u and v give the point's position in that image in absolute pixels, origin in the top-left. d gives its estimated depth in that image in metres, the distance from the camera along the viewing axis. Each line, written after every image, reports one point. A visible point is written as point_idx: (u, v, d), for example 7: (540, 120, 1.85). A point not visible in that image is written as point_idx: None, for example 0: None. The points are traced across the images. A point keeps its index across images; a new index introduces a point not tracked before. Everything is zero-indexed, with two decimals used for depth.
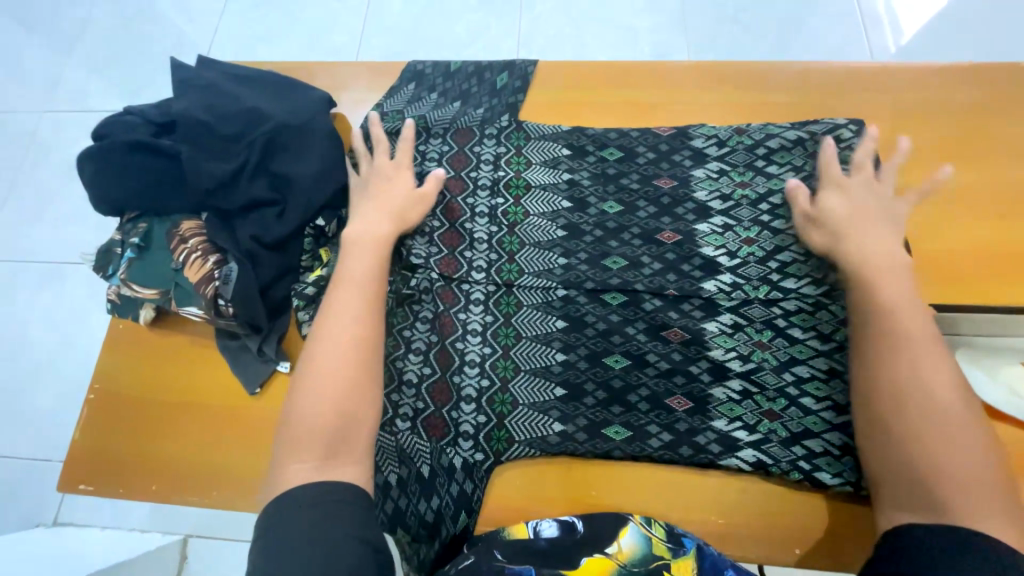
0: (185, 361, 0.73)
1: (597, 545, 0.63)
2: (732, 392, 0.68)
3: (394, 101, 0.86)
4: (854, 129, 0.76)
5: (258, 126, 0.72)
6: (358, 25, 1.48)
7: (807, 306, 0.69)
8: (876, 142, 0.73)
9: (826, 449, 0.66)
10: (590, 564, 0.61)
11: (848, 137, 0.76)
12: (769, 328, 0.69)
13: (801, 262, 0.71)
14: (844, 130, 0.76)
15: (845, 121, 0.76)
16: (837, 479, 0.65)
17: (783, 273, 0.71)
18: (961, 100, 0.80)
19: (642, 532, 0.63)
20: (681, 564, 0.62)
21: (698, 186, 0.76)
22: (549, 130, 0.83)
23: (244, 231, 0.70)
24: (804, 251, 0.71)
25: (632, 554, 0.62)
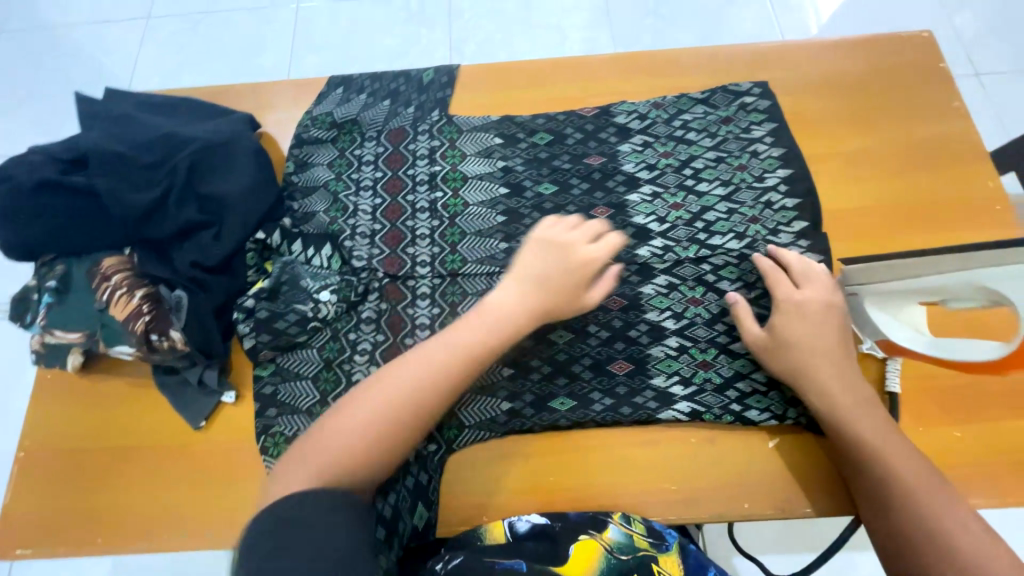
0: (125, 403, 0.70)
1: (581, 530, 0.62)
2: (670, 348, 0.70)
3: (323, 106, 0.85)
4: (758, 92, 0.81)
5: (179, 151, 0.69)
6: (288, 47, 1.46)
7: (733, 259, 0.72)
8: (773, 107, 0.80)
9: (755, 387, 0.67)
10: (576, 555, 0.61)
11: (753, 100, 0.81)
12: (700, 284, 0.72)
13: (724, 219, 0.75)
14: (749, 95, 0.82)
15: (749, 86, 0.82)
16: (766, 414, 0.67)
17: (709, 231, 0.74)
18: (870, 59, 0.84)
19: (621, 531, 0.62)
20: (669, 559, 0.62)
21: (625, 159, 0.80)
22: (480, 121, 0.83)
23: (182, 259, 0.67)
24: (726, 210, 0.75)
25: (613, 550, 0.61)
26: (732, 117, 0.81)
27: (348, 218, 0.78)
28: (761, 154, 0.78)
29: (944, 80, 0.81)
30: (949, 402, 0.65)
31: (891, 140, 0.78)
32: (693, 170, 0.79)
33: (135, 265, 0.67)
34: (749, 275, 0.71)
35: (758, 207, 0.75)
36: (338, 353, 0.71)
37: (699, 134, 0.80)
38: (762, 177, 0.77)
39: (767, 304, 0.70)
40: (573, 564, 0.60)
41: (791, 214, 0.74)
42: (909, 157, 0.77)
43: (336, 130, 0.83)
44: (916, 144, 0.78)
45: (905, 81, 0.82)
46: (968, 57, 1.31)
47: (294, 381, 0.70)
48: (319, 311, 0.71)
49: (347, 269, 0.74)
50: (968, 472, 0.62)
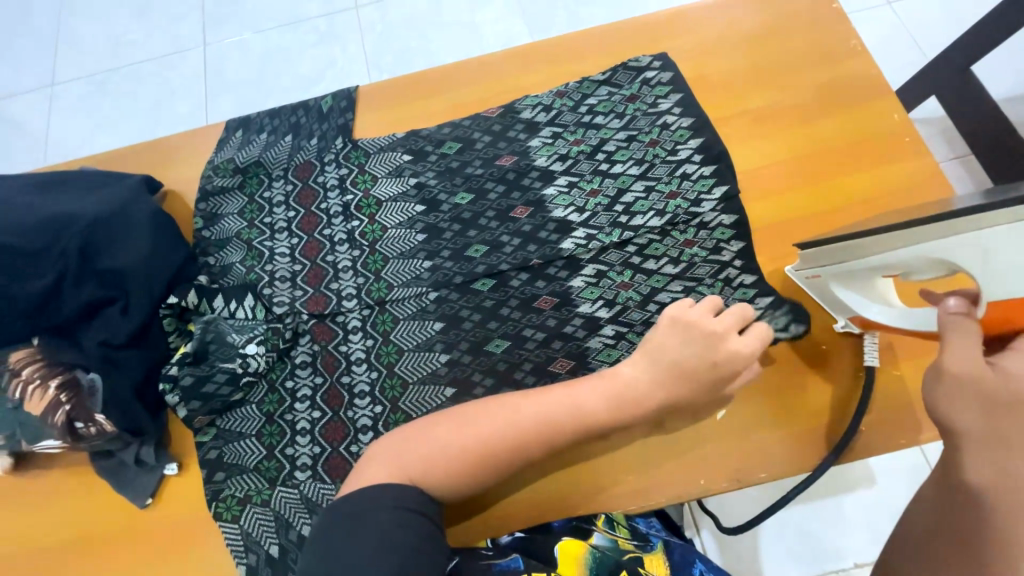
0: (65, 497, 0.68)
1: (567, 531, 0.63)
2: (608, 338, 0.68)
3: (224, 153, 0.82)
4: (659, 64, 0.80)
5: (68, 230, 0.66)
6: (200, 92, 1.41)
7: (656, 237, 0.71)
8: (676, 77, 0.79)
9: None
10: (563, 557, 0.61)
11: (656, 73, 0.80)
12: (628, 268, 0.71)
13: (643, 198, 0.73)
14: (650, 70, 0.80)
15: (649, 60, 0.81)
16: None
17: (630, 212, 0.73)
18: (768, 11, 0.83)
19: (608, 537, 0.64)
20: (653, 559, 0.64)
21: (537, 154, 0.78)
22: (386, 140, 0.81)
23: (88, 339, 0.64)
24: (644, 188, 0.74)
25: (600, 552, 0.63)
26: (637, 93, 0.79)
27: (265, 265, 0.75)
28: (671, 126, 0.77)
29: (839, 20, 0.81)
30: (888, 342, 0.66)
31: (795, 91, 0.78)
32: (607, 153, 0.77)
33: (45, 355, 0.64)
34: (673, 250, 0.71)
35: (675, 181, 0.73)
36: (278, 403, 0.69)
37: (607, 116, 0.79)
38: (675, 149, 0.75)
39: (695, 276, 0.70)
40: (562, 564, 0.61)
41: (709, 182, 0.73)
42: (817, 105, 0.76)
43: (241, 175, 0.80)
44: (820, 90, 0.77)
45: (802, 29, 0.81)
46: None
47: (237, 441, 0.68)
48: (249, 365, 0.69)
49: (272, 317, 0.72)
50: (914, 408, 0.63)
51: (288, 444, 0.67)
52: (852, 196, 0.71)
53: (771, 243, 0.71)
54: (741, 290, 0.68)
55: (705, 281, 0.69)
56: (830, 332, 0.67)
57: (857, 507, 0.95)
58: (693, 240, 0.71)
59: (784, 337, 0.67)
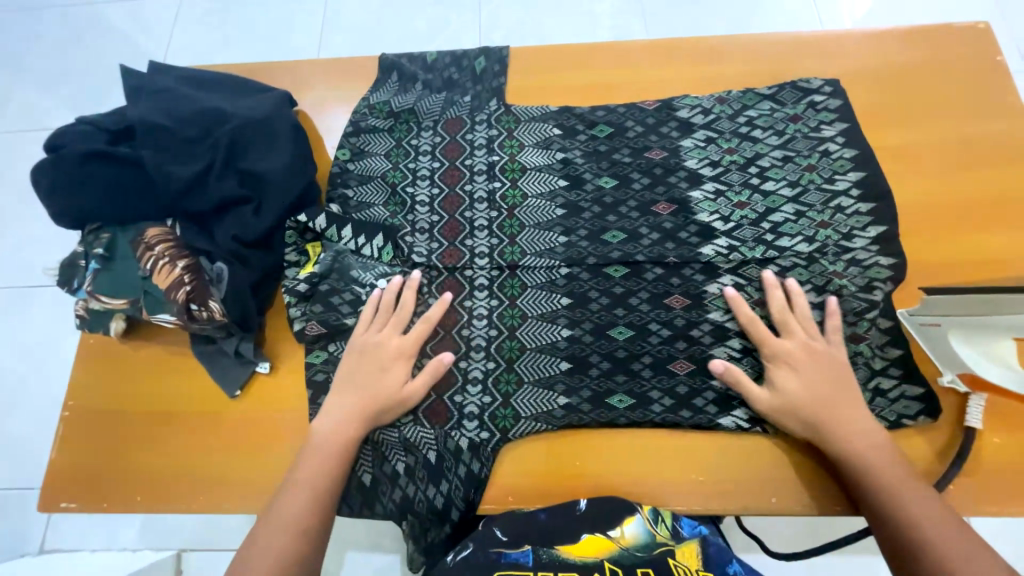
0: (162, 371, 0.73)
1: (601, 525, 0.61)
2: (732, 350, 0.69)
3: (380, 93, 0.85)
4: (830, 90, 0.78)
5: (221, 127, 0.70)
6: (317, 30, 1.46)
7: (801, 261, 0.70)
8: (844, 106, 0.78)
9: None
10: (588, 542, 0.60)
11: (824, 98, 0.78)
12: (768, 287, 0.70)
13: (792, 221, 0.72)
14: (818, 94, 0.78)
15: (820, 83, 0.79)
16: None
17: (776, 233, 0.72)
18: (927, 52, 0.81)
19: (646, 524, 0.62)
20: (686, 550, 0.61)
21: (687, 155, 0.78)
22: (539, 111, 0.82)
23: (223, 232, 0.68)
24: (795, 212, 0.73)
25: (635, 539, 0.60)
26: (801, 116, 0.78)
27: (407, 213, 0.77)
28: (832, 155, 0.75)
29: (1003, 74, 0.78)
30: (992, 406, 0.64)
31: (943, 136, 0.76)
32: (759, 168, 0.76)
33: (179, 237, 0.69)
34: (818, 278, 0.69)
35: (828, 212, 0.72)
36: None
37: (765, 132, 0.78)
38: (833, 179, 0.74)
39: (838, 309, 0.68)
40: (583, 549, 0.60)
41: (865, 219, 0.71)
42: (963, 157, 0.74)
43: (393, 119, 0.83)
44: (970, 141, 0.75)
45: (959, 76, 0.79)
46: (1018, 55, 1.26)
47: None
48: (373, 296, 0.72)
49: (405, 260, 0.75)
50: (1013, 477, 0.61)
51: None
52: (986, 252, 0.69)
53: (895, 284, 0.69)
54: (875, 332, 0.67)
55: (847, 315, 0.68)
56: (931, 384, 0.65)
57: None
58: (841, 273, 0.69)
59: (920, 386, 0.64)
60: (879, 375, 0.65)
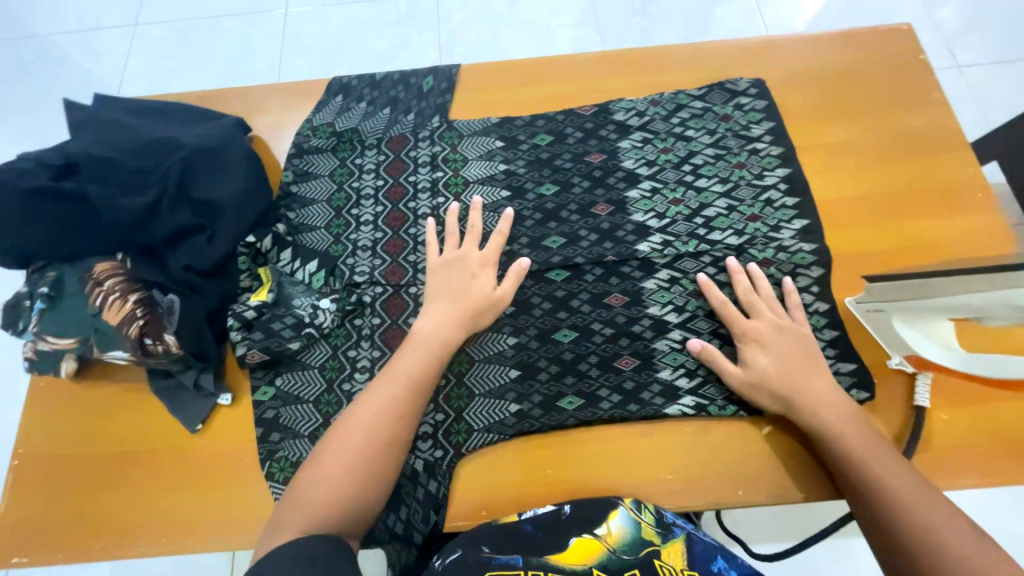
0: (117, 410, 0.70)
1: (585, 526, 0.61)
2: (674, 342, 0.70)
3: (323, 114, 0.85)
4: (755, 91, 0.82)
5: (171, 155, 0.69)
6: (276, 53, 1.46)
7: (732, 252, 0.74)
8: (771, 109, 0.82)
9: None
10: (576, 546, 0.60)
11: (750, 99, 0.82)
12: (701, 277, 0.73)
13: (724, 216, 0.76)
14: (745, 95, 0.83)
15: (747, 85, 0.83)
16: None
17: (709, 227, 0.75)
18: (857, 53, 0.85)
19: (631, 516, 0.62)
20: (671, 548, 0.61)
21: (625, 156, 0.80)
22: (480, 125, 0.84)
23: (175, 262, 0.67)
24: (727, 206, 0.76)
25: (620, 542, 0.60)
26: (728, 115, 0.82)
27: (350, 234, 0.78)
28: (760, 152, 0.79)
29: (927, 71, 0.83)
30: (942, 387, 0.67)
31: (877, 131, 0.80)
32: (692, 165, 0.79)
33: (129, 270, 0.67)
34: (747, 266, 0.73)
35: (758, 205, 0.76)
36: (338, 371, 0.70)
37: (698, 131, 0.81)
38: (762, 175, 0.78)
39: (766, 294, 0.71)
40: (572, 553, 0.59)
41: (790, 213, 0.75)
42: (898, 151, 0.78)
43: (336, 139, 0.83)
44: (902, 134, 0.79)
45: (889, 74, 0.83)
46: (948, 51, 1.34)
47: (295, 405, 0.69)
48: (316, 319, 0.71)
49: (347, 283, 0.74)
50: (967, 455, 0.64)
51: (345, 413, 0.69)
52: (923, 239, 0.73)
53: (844, 272, 0.72)
54: (813, 315, 0.70)
55: (776, 300, 0.71)
56: (881, 367, 0.68)
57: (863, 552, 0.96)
58: (770, 259, 0.73)
59: (851, 361, 0.67)
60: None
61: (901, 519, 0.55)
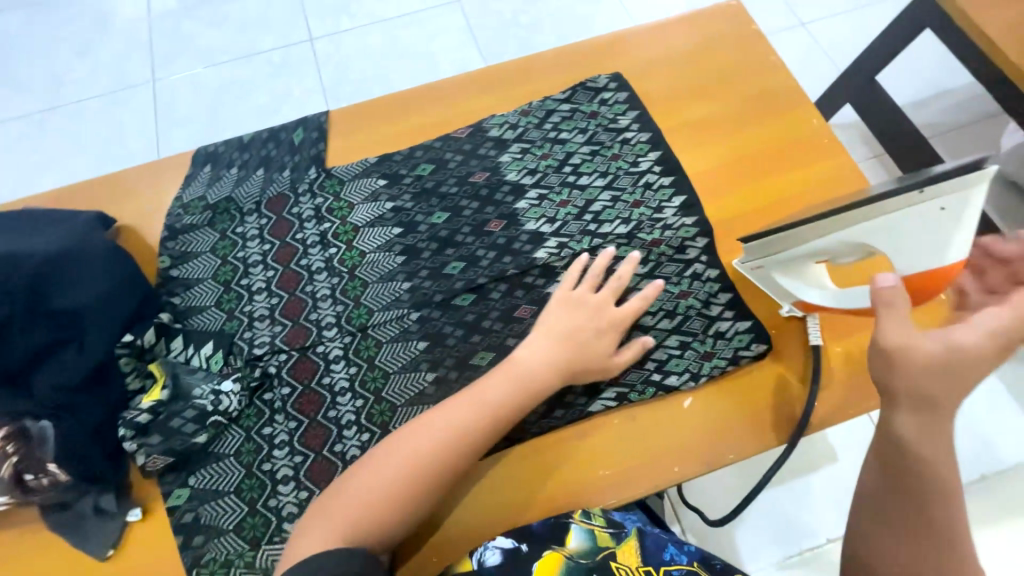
0: (11, 558, 0.63)
1: (545, 543, 0.62)
2: None
3: (193, 189, 0.81)
4: (615, 85, 0.87)
5: (13, 268, 0.63)
6: (151, 129, 1.38)
7: (623, 241, 0.76)
8: (632, 99, 0.86)
9: (670, 354, 0.70)
10: (540, 569, 0.60)
11: (612, 92, 0.86)
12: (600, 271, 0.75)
13: (610, 207, 0.78)
14: (606, 90, 0.87)
15: (606, 80, 0.87)
16: (685, 376, 0.69)
17: (598, 221, 0.78)
18: (697, 34, 0.92)
19: (585, 527, 0.63)
20: (625, 547, 0.63)
21: (508, 169, 0.82)
22: (360, 167, 0.82)
23: (41, 384, 0.61)
24: (610, 198, 0.79)
25: (579, 554, 0.61)
26: (595, 111, 0.85)
27: (244, 306, 0.74)
28: (631, 140, 0.83)
29: (761, 38, 0.91)
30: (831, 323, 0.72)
31: (729, 101, 0.86)
32: (572, 166, 0.82)
33: None
34: (640, 251, 0.75)
35: (639, 191, 0.79)
36: (255, 453, 0.67)
37: (571, 132, 0.84)
38: (637, 162, 0.81)
39: (661, 274, 0.74)
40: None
41: (669, 191, 0.79)
42: (751, 116, 0.85)
43: (211, 211, 0.79)
44: (751, 100, 0.86)
45: (729, 47, 0.90)
46: (791, 12, 1.48)
47: (214, 500, 0.64)
48: (220, 404, 0.67)
49: (249, 358, 0.71)
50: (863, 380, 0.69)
51: (270, 495, 0.65)
52: (786, 192, 0.79)
53: (727, 236, 0.77)
54: (707, 283, 0.73)
55: (671, 277, 0.74)
56: (777, 317, 0.73)
57: (824, 487, 1.01)
58: (659, 239, 0.76)
59: (748, 319, 0.71)
60: (716, 320, 0.71)
61: (911, 534, 0.48)
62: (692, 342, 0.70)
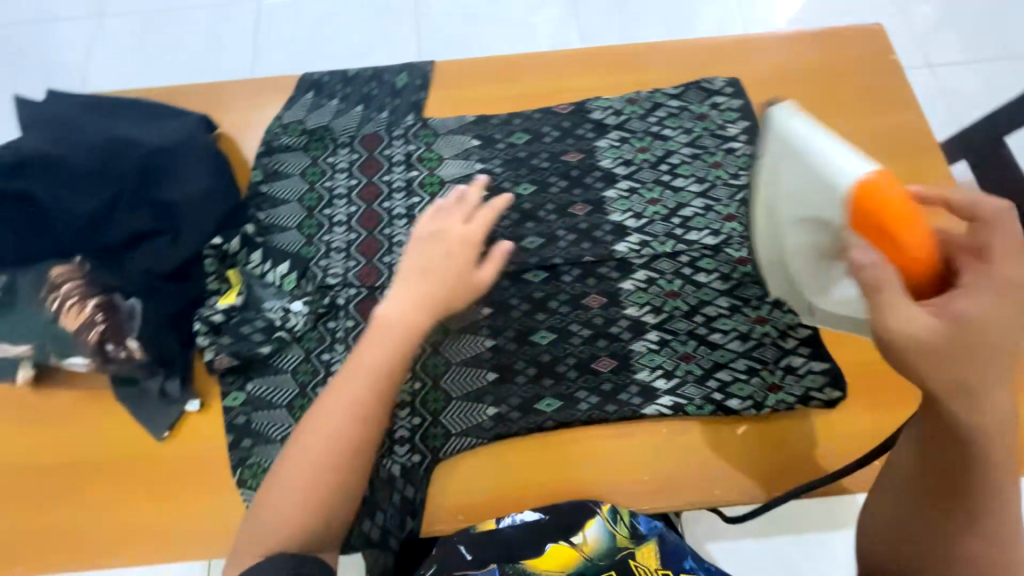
0: (80, 417, 0.68)
1: (563, 533, 0.62)
2: (652, 343, 0.70)
3: (293, 112, 0.83)
4: (731, 90, 0.83)
5: (129, 153, 0.67)
6: (249, 47, 1.41)
7: (707, 252, 0.74)
8: (746, 108, 0.82)
9: (735, 376, 0.68)
10: (552, 553, 0.61)
11: (726, 97, 0.82)
12: (677, 277, 0.73)
13: (701, 215, 0.76)
14: (721, 94, 0.83)
15: (722, 84, 0.83)
16: (746, 402, 0.67)
17: (686, 227, 0.75)
18: (829, 54, 0.86)
19: (608, 527, 0.61)
20: (646, 550, 0.61)
21: (603, 155, 0.80)
22: (456, 123, 0.82)
23: (135, 265, 0.66)
24: (703, 206, 0.76)
25: (597, 550, 0.61)
26: (705, 114, 0.82)
27: (323, 235, 0.76)
28: (736, 151, 0.79)
29: (898, 71, 0.84)
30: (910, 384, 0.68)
31: (848, 132, 0.81)
32: (669, 165, 0.79)
33: (87, 273, 0.63)
34: (723, 266, 0.73)
35: (734, 205, 0.76)
36: (311, 376, 0.69)
37: (675, 131, 0.81)
38: (738, 175, 0.78)
39: (740, 294, 0.72)
40: (548, 559, 0.61)
41: None
42: (869, 152, 0.79)
43: (308, 137, 0.81)
44: (873, 136, 0.80)
45: (862, 75, 0.84)
46: (920, 51, 1.37)
47: (267, 410, 0.67)
48: (288, 322, 0.70)
49: (320, 286, 0.73)
50: None
51: None
52: None
53: None
54: (788, 314, 0.71)
55: (750, 300, 0.71)
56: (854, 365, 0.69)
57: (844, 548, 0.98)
58: (746, 259, 0.73)
59: (823, 360, 0.69)
60: (788, 353, 0.69)
61: (927, 508, 0.47)
62: (759, 370, 0.68)
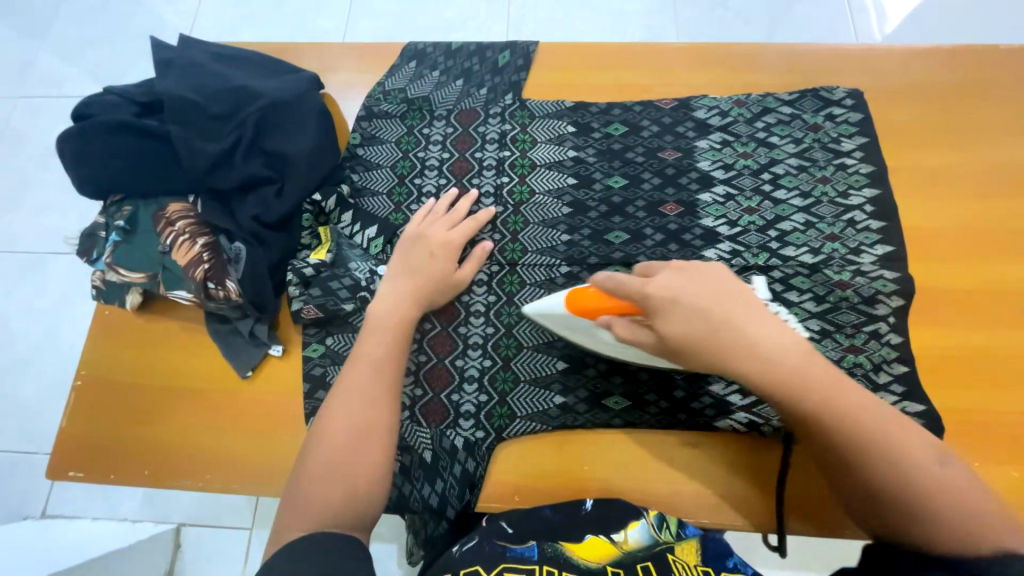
0: (174, 345, 0.73)
1: (603, 529, 0.59)
2: None
3: (395, 80, 0.84)
4: (851, 102, 0.77)
5: (249, 104, 0.70)
6: (344, 12, 1.44)
7: (804, 270, 0.70)
8: (866, 124, 0.76)
9: None
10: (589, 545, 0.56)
11: (845, 110, 0.77)
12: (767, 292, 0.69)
13: (800, 231, 0.72)
14: (839, 106, 0.77)
15: (842, 94, 0.78)
16: None
17: (782, 241, 0.72)
18: (969, 74, 0.79)
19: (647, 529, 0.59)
20: (686, 548, 0.57)
21: (701, 156, 0.77)
22: (553, 107, 0.81)
23: (243, 212, 0.69)
24: (804, 221, 0.72)
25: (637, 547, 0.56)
26: (819, 125, 0.77)
27: (411, 204, 0.77)
28: (849, 168, 0.74)
29: None
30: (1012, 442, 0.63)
31: (978, 162, 0.74)
32: (772, 174, 0.75)
33: (199, 215, 0.68)
34: (819, 288, 0.69)
35: (839, 225, 0.71)
36: None
37: (782, 139, 0.76)
38: (847, 194, 0.73)
39: (836, 320, 0.67)
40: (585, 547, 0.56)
41: (874, 237, 0.71)
42: (999, 186, 0.73)
43: (406, 106, 0.82)
44: (1006, 170, 0.73)
45: (1002, 101, 0.77)
46: None
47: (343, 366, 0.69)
48: (372, 284, 0.72)
49: None
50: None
51: None
52: (1008, 281, 0.69)
53: (923, 308, 0.68)
54: (885, 348, 0.66)
55: (846, 327, 0.67)
56: (952, 413, 0.65)
57: None
58: (847, 282, 0.69)
59: (920, 403, 0.64)
60: (880, 388, 0.65)
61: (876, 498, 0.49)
62: None
